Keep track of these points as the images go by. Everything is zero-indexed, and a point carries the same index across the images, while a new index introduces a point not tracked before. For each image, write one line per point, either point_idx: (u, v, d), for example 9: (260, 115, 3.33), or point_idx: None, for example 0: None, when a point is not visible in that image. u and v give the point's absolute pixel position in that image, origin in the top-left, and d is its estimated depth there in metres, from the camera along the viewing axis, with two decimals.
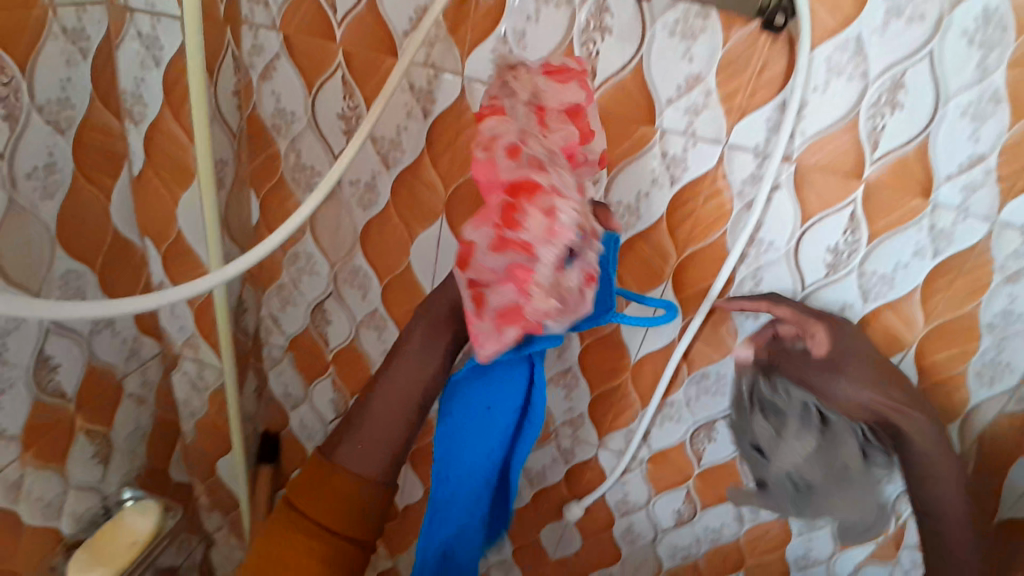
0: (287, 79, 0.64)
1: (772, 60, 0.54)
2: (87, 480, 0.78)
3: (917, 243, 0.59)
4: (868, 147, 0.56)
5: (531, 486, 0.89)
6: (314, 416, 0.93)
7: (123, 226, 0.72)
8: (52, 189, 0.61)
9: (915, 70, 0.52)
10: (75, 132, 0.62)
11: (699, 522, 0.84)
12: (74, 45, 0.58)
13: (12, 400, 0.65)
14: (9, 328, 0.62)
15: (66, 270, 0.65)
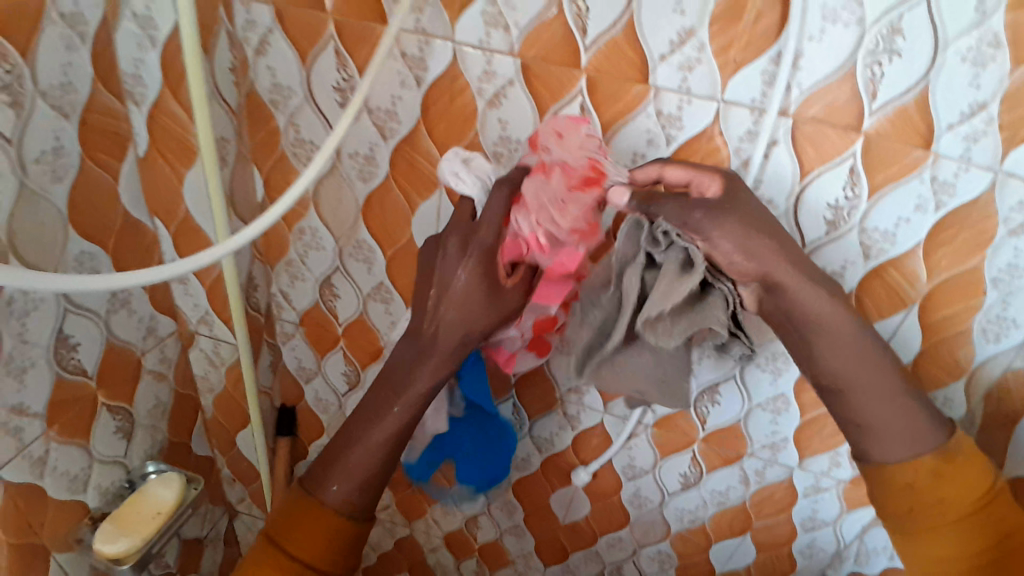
0: (282, 54, 0.65)
1: (764, 10, 0.53)
2: (112, 454, 0.82)
3: (920, 197, 0.58)
4: (866, 98, 0.55)
5: (539, 454, 0.91)
6: (328, 389, 0.96)
7: (133, 207, 0.74)
8: (61, 172, 0.63)
9: (912, 14, 0.51)
10: (80, 116, 0.64)
11: (706, 486, 0.84)
12: (72, 30, 0.60)
13: (35, 377, 0.68)
14: (29, 308, 0.65)
15: (80, 251, 0.68)
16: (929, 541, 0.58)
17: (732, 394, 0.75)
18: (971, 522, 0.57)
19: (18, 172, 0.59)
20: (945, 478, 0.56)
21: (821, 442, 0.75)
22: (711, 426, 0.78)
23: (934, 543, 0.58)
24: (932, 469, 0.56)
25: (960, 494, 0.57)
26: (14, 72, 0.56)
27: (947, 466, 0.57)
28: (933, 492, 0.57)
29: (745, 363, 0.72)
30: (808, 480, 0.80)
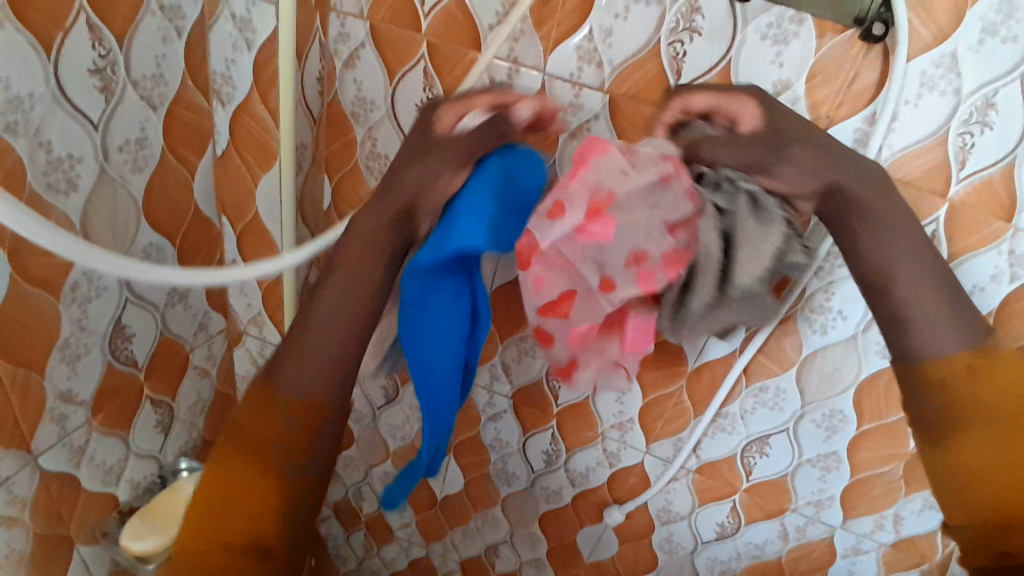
0: (370, 68, 0.66)
1: (864, 70, 0.53)
2: (148, 447, 0.81)
3: (996, 268, 0.57)
4: (955, 165, 0.55)
5: (573, 488, 0.89)
6: (364, 400, 0.95)
7: (203, 203, 0.74)
8: (141, 163, 0.64)
9: (1007, 90, 0.51)
10: (166, 109, 0.65)
11: (742, 536, 0.83)
12: (170, 23, 0.61)
13: (88, 365, 0.68)
14: (92, 296, 0.65)
15: (148, 243, 0.68)
16: (955, 450, 0.47)
17: (782, 447, 0.74)
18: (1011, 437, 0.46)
19: (100, 159, 0.59)
20: (977, 373, 0.46)
21: (867, 504, 0.74)
22: (756, 477, 0.77)
23: (961, 453, 0.46)
24: (967, 364, 0.46)
25: (997, 394, 0.46)
26: (110, 58, 0.56)
27: (980, 362, 0.46)
28: (982, 397, 0.46)
29: (799, 418, 0.71)
30: (848, 542, 0.78)
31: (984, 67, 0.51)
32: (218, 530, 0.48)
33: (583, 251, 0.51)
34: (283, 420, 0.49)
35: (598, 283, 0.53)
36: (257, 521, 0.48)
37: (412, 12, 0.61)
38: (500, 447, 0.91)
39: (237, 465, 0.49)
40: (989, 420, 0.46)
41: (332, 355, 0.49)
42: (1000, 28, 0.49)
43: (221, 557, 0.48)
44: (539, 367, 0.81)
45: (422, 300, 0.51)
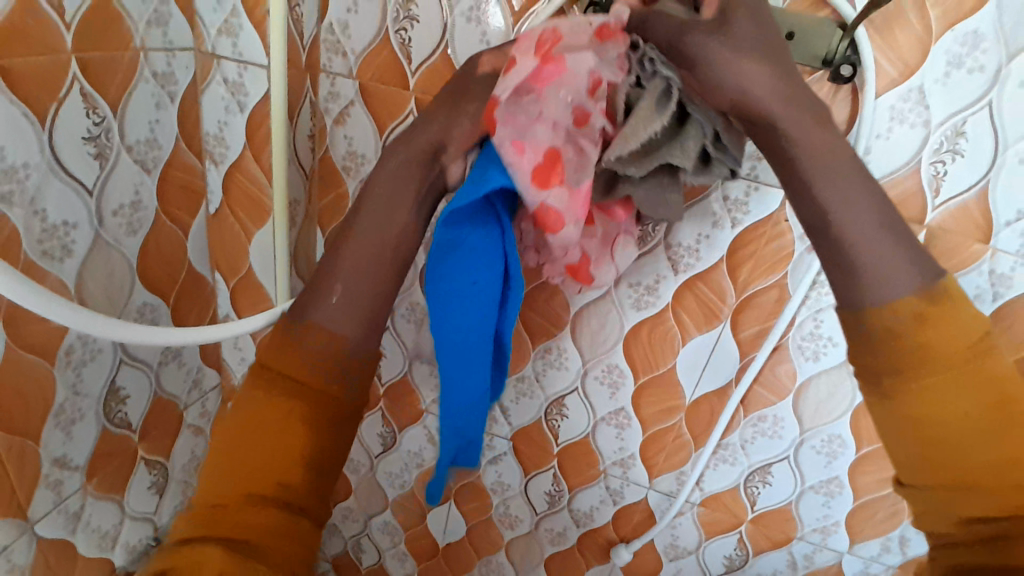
0: (361, 124, 0.68)
1: (836, 108, 0.56)
2: (143, 509, 0.80)
3: (978, 288, 0.59)
4: (929, 193, 0.57)
5: (577, 528, 0.88)
6: (361, 449, 0.94)
7: (196, 261, 0.75)
8: (136, 225, 0.64)
9: (975, 118, 0.54)
10: (160, 171, 0.66)
11: (751, 568, 0.82)
12: (163, 89, 0.62)
13: (83, 429, 0.67)
14: (86, 359, 0.64)
15: (143, 303, 0.68)
16: (923, 393, 0.40)
17: (784, 475, 0.74)
18: (963, 380, 0.40)
19: (95, 223, 0.60)
20: (927, 321, 0.40)
21: (873, 528, 0.74)
22: (760, 507, 0.77)
23: (933, 399, 0.40)
24: (914, 311, 0.40)
25: (946, 343, 0.40)
26: (104, 125, 0.57)
27: (929, 308, 0.40)
28: (926, 339, 0.40)
29: (799, 445, 0.71)
30: (857, 568, 0.77)
31: (950, 99, 0.54)
32: (251, 519, 0.39)
33: (557, 108, 0.45)
34: (311, 369, 0.44)
35: (573, 119, 0.46)
36: (292, 469, 0.41)
37: (400, 69, 0.63)
38: (502, 490, 0.90)
39: (261, 450, 0.41)
40: (944, 357, 0.40)
41: (353, 294, 0.45)
42: (964, 61, 0.52)
43: (257, 534, 0.39)
44: (537, 407, 0.81)
45: (454, 250, 0.48)
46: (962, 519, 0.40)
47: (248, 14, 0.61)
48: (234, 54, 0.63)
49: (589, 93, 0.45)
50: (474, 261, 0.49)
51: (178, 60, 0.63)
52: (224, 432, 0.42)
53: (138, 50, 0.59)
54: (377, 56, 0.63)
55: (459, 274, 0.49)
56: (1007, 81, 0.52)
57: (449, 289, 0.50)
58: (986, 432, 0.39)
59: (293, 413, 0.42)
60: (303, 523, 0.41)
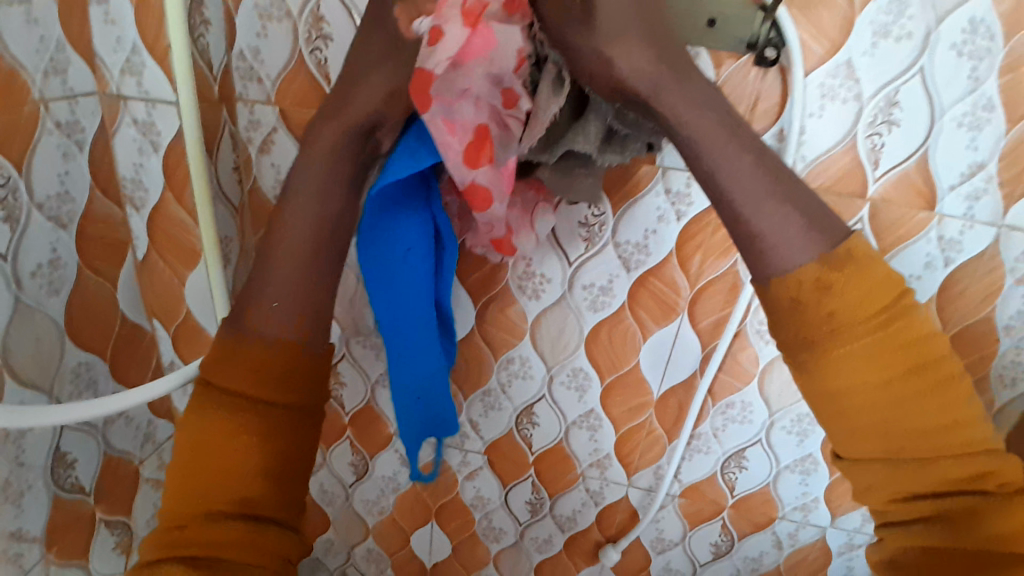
0: (286, 152, 0.65)
1: (767, 90, 0.55)
2: (109, 573, 0.76)
3: (928, 255, 0.59)
4: (869, 166, 0.57)
5: (562, 533, 0.87)
6: (334, 480, 0.92)
7: (131, 311, 0.71)
8: (57, 285, 0.61)
9: (908, 87, 0.53)
10: (77, 225, 0.62)
11: (738, 552, 0.82)
12: (69, 138, 0.59)
13: (32, 503, 0.63)
14: (24, 431, 0.60)
15: (77, 363, 0.64)
16: (830, 370, 0.38)
17: (759, 458, 0.74)
18: (878, 352, 0.38)
19: (13, 289, 0.56)
20: (832, 288, 0.38)
21: (852, 500, 0.74)
22: (739, 492, 0.77)
23: (839, 375, 0.38)
24: (815, 279, 0.38)
25: (858, 310, 0.38)
26: (10, 186, 0.53)
27: (832, 274, 0.38)
28: (835, 309, 0.38)
29: (770, 427, 0.71)
30: (840, 540, 0.78)
31: (881, 69, 0.53)
32: (212, 539, 0.38)
33: (481, 92, 0.43)
34: (252, 376, 0.40)
35: (499, 99, 0.45)
36: (246, 485, 0.39)
37: (320, 91, 0.61)
38: (482, 505, 0.88)
39: (212, 469, 0.39)
40: (855, 327, 0.38)
41: (290, 301, 0.40)
42: (892, 29, 0.52)
43: (223, 549, 0.38)
44: (507, 418, 0.80)
45: (380, 225, 0.50)
46: (894, 494, 0.40)
47: (151, 50, 0.58)
48: (141, 94, 0.60)
49: (514, 71, 0.43)
50: (402, 234, 0.51)
51: (82, 106, 0.59)
52: (178, 452, 0.40)
53: (37, 102, 0.54)
54: (295, 80, 0.61)
55: (391, 248, 0.51)
56: (938, 46, 0.51)
57: (385, 267, 0.52)
58: (901, 404, 0.38)
59: (247, 430, 0.39)
60: (271, 530, 0.40)
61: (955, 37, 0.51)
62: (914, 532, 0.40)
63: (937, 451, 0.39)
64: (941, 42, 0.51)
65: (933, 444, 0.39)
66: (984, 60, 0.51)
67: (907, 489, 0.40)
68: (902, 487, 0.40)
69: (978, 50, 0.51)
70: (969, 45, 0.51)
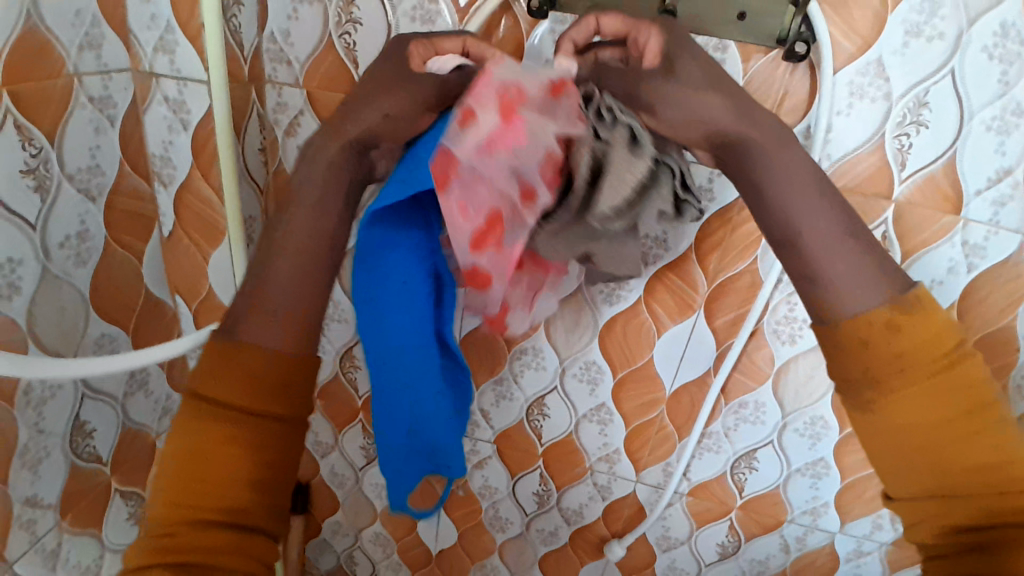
0: (312, 134, 0.65)
1: (794, 87, 0.54)
2: (122, 542, 0.78)
3: (951, 261, 0.58)
4: (895, 167, 0.56)
5: (568, 527, 0.87)
6: (344, 463, 0.93)
7: (155, 286, 0.73)
8: (84, 256, 0.62)
9: (938, 88, 0.53)
10: (106, 198, 0.63)
11: (744, 554, 0.81)
12: (101, 113, 0.60)
13: (49, 468, 0.64)
14: (46, 397, 0.62)
15: (100, 334, 0.66)
16: (898, 406, 0.40)
17: (770, 460, 0.73)
18: (934, 391, 0.39)
19: (42, 258, 0.57)
20: (900, 331, 0.39)
21: (862, 507, 0.74)
22: (749, 493, 0.76)
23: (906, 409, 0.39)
24: (886, 322, 0.40)
25: (922, 354, 0.39)
26: (41, 156, 0.55)
27: (903, 318, 0.40)
28: (902, 350, 0.39)
29: (782, 429, 0.71)
30: (848, 548, 0.77)
31: (910, 70, 0.52)
32: (205, 546, 0.37)
33: (503, 177, 0.42)
34: (250, 385, 0.40)
35: (519, 191, 0.43)
36: (240, 492, 0.39)
37: (348, 75, 0.61)
38: (489, 494, 0.89)
39: (206, 477, 0.38)
40: (919, 369, 0.39)
41: (294, 296, 0.41)
42: (923, 29, 0.51)
43: (217, 556, 0.38)
44: (518, 408, 0.80)
45: (376, 258, 0.48)
46: (945, 526, 0.40)
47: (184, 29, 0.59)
48: (173, 72, 0.62)
49: (541, 164, 0.42)
50: (400, 265, 0.49)
51: (115, 82, 0.61)
52: (167, 460, 0.39)
53: (72, 76, 0.56)
54: (323, 63, 0.61)
55: (389, 276, 0.49)
56: (968, 47, 0.51)
57: (383, 296, 0.49)
58: (953, 441, 0.39)
59: (239, 441, 0.39)
60: (259, 541, 0.40)
61: (986, 39, 0.50)
62: (959, 562, 0.39)
63: (989, 489, 0.39)
64: (976, 42, 0.50)
65: (985, 483, 0.39)
66: (1016, 63, 0.50)
67: (956, 521, 0.39)
68: (951, 521, 0.40)
69: (1009, 53, 0.50)
70: (1000, 48, 0.50)
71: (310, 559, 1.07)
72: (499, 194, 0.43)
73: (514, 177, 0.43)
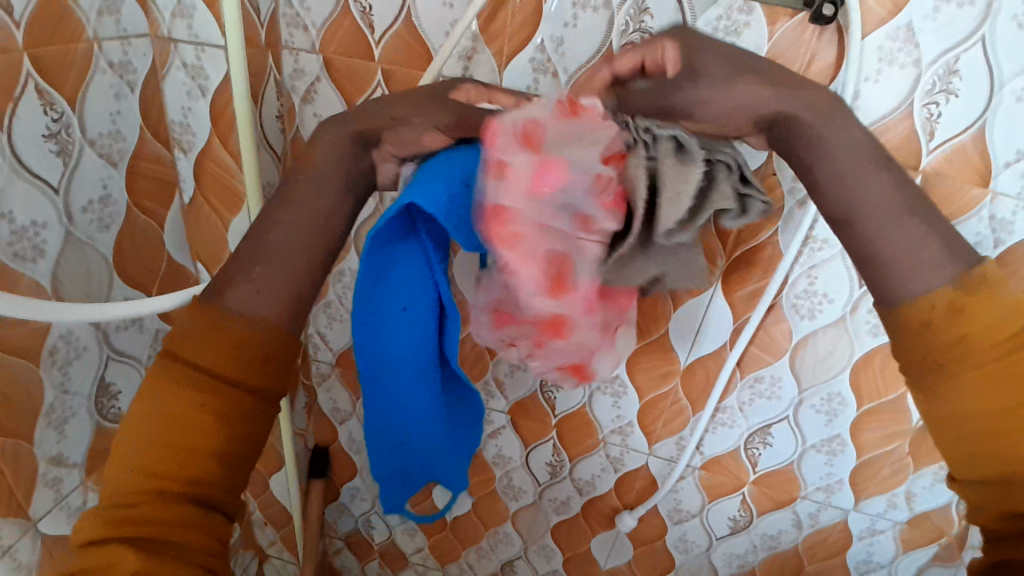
0: (329, 101, 0.65)
1: (821, 51, 0.52)
2: None
3: (978, 235, 0.57)
4: (923, 137, 0.54)
5: (581, 497, 0.88)
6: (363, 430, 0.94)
7: (177, 252, 0.74)
8: (107, 221, 0.63)
9: (968, 56, 0.50)
10: (127, 164, 0.64)
11: (756, 529, 0.82)
12: (121, 78, 0.60)
13: (75, 427, 0.67)
14: (71, 357, 0.64)
15: (123, 298, 0.67)
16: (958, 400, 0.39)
17: (785, 435, 0.73)
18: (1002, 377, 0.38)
19: (65, 222, 0.58)
20: (964, 313, 0.39)
21: (877, 485, 0.73)
22: (762, 468, 0.76)
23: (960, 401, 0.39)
24: (949, 302, 0.39)
25: (986, 336, 0.39)
26: (63, 121, 0.55)
27: (966, 300, 0.39)
28: (964, 332, 0.39)
29: (799, 405, 0.70)
30: (858, 525, 0.77)
31: (940, 36, 0.50)
32: (160, 522, 0.37)
33: (551, 206, 0.43)
34: (232, 355, 0.40)
35: (574, 219, 0.44)
36: (206, 467, 0.38)
37: (364, 40, 0.61)
38: (503, 464, 0.90)
39: (172, 453, 0.38)
40: (990, 346, 0.39)
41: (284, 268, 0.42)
42: None
43: (173, 532, 0.37)
44: (532, 379, 0.80)
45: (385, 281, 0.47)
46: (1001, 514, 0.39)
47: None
48: (191, 38, 0.61)
49: (592, 184, 0.43)
50: (404, 288, 0.48)
51: (134, 47, 0.61)
52: (142, 424, 0.38)
53: (91, 41, 0.56)
54: (340, 28, 0.61)
55: (387, 304, 0.48)
56: (999, 16, 0.48)
57: (382, 320, 0.48)
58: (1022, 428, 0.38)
59: (214, 412, 0.39)
60: (214, 516, 0.40)
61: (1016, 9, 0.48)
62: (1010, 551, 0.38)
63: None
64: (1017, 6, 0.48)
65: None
66: None
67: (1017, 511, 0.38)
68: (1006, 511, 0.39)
69: None
70: None
71: (329, 522, 1.11)
72: (553, 224, 0.43)
73: (560, 203, 0.43)
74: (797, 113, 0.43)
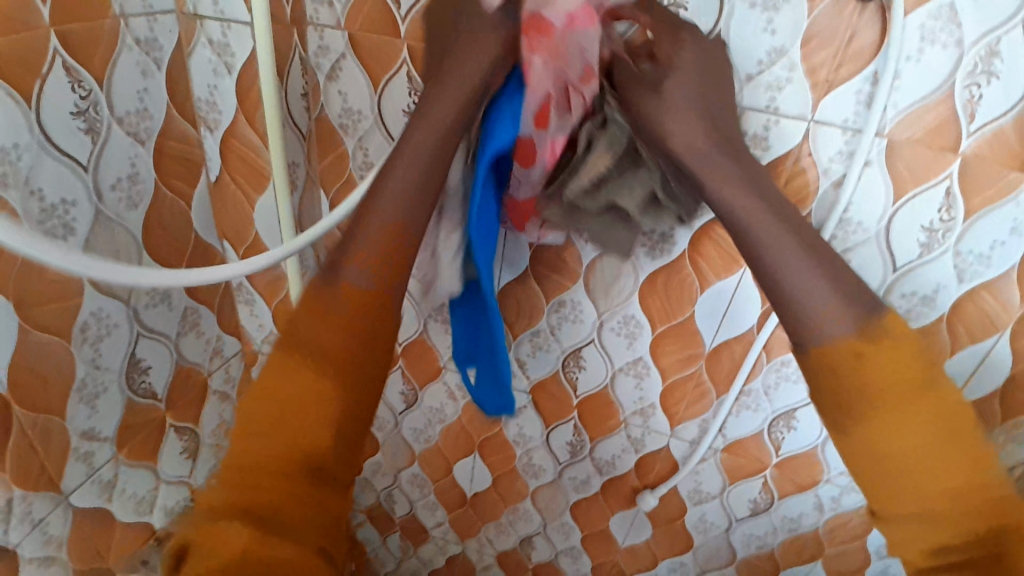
0: (354, 80, 0.64)
1: (862, 29, 0.51)
2: (176, 474, 0.83)
3: (1014, 221, 0.55)
4: (963, 119, 0.52)
5: (601, 476, 0.89)
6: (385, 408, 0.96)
7: (203, 231, 0.74)
8: (136, 199, 0.64)
9: (1011, 36, 0.48)
10: (155, 143, 0.64)
11: (776, 511, 0.82)
12: (148, 56, 0.60)
13: (106, 402, 0.68)
14: (102, 334, 0.65)
15: (152, 276, 0.68)
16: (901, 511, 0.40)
17: (809, 420, 0.72)
18: None
19: (94, 201, 0.59)
20: None
21: None
22: (785, 452, 0.76)
23: None
24: (854, 351, 0.38)
25: (941, 450, 0.36)
26: (91, 99, 0.56)
27: None
28: (872, 381, 0.38)
29: None
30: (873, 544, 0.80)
31: (982, 15, 0.48)
32: (269, 500, 0.37)
33: (553, 71, 0.46)
34: (348, 321, 0.41)
35: (577, 74, 0.46)
36: (292, 463, 0.38)
37: (389, 16, 0.59)
38: (523, 443, 0.91)
39: (304, 384, 0.39)
40: (923, 424, 0.36)
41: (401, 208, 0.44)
42: None
43: (289, 505, 0.37)
44: (555, 359, 0.80)
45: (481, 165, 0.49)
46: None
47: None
48: (216, 14, 0.61)
49: (582, 77, 0.47)
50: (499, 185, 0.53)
51: (161, 25, 0.61)
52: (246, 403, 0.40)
53: (118, 18, 0.56)
54: (362, 6, 0.59)
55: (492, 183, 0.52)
56: None
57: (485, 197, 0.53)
58: None
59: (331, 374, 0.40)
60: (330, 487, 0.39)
61: None
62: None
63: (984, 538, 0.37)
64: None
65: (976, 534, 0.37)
66: None
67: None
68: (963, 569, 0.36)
69: None
70: None
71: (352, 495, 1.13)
72: (539, 109, 0.47)
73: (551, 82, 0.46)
74: (751, 182, 0.43)
